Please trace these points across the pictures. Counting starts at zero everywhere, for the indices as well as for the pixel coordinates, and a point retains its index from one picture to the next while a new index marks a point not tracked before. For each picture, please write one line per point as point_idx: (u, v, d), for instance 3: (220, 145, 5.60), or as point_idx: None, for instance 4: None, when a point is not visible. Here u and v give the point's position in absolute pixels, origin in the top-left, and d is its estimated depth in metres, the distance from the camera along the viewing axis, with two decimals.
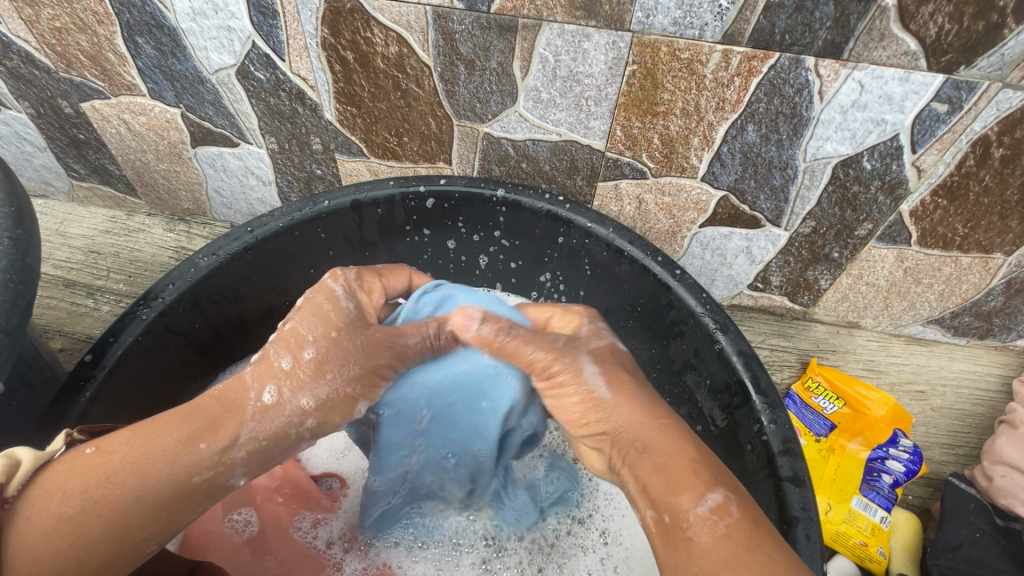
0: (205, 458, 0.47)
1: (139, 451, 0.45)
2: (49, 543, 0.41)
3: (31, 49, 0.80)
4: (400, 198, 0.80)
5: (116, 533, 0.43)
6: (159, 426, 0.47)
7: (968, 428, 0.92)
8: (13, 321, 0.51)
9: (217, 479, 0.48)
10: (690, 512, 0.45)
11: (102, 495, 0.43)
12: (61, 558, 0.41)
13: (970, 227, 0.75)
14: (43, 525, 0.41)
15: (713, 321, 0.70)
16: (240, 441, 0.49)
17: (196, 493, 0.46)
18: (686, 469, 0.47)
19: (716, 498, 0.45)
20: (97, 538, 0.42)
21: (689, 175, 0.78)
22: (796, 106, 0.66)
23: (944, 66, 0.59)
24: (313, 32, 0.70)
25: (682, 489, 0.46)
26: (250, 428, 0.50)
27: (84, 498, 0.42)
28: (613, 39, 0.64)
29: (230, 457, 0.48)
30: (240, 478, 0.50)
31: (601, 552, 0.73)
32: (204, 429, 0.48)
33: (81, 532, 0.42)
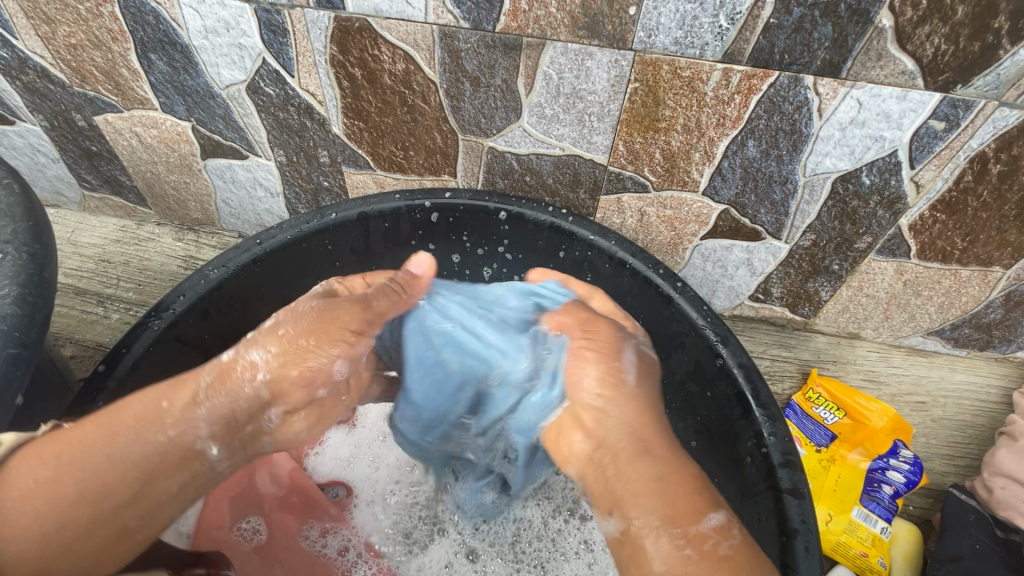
0: (165, 418, 0.49)
1: (109, 421, 0.49)
2: (29, 502, 0.45)
3: (46, 65, 0.82)
4: (405, 211, 0.82)
5: (89, 495, 0.46)
6: (129, 399, 0.51)
7: (969, 439, 0.92)
8: (32, 333, 0.52)
9: (184, 439, 0.49)
10: (694, 529, 0.43)
11: (68, 456, 0.47)
12: (41, 517, 0.45)
13: (969, 240, 0.76)
14: (19, 486, 0.46)
15: (713, 333, 0.71)
16: (196, 401, 0.50)
17: (160, 451, 0.49)
18: (687, 489, 0.46)
19: (717, 519, 0.44)
20: (69, 499, 0.46)
21: (691, 189, 0.79)
22: (796, 123, 0.67)
23: (940, 85, 0.60)
24: (322, 49, 0.72)
25: (688, 502, 0.45)
26: (206, 387, 0.52)
27: (56, 461, 0.47)
28: (615, 57, 0.65)
29: (191, 415, 0.50)
30: (211, 442, 0.51)
31: (587, 557, 0.75)
32: (166, 392, 0.51)
33: (50, 496, 0.45)
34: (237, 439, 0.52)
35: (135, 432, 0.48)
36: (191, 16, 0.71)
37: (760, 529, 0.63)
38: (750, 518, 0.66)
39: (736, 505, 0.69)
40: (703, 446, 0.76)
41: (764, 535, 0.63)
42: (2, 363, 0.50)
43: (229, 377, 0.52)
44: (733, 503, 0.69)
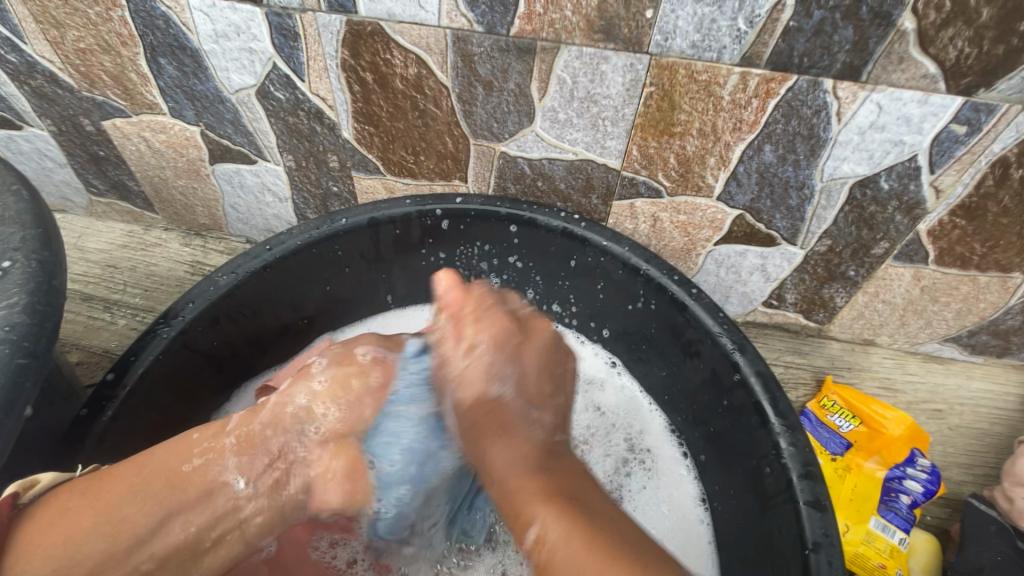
0: (192, 450, 0.53)
1: (129, 465, 0.52)
2: (46, 534, 0.47)
3: (55, 70, 0.82)
4: (416, 216, 0.81)
5: (109, 529, 0.48)
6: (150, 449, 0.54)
7: (986, 447, 0.91)
8: (41, 342, 0.51)
9: (204, 470, 0.52)
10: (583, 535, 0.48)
11: (96, 490, 0.50)
12: (56, 553, 0.46)
13: (988, 246, 0.75)
14: (46, 517, 0.48)
15: (730, 341, 0.70)
16: (225, 431, 0.54)
17: (183, 486, 0.51)
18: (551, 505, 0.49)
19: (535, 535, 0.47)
20: (88, 531, 0.48)
21: (705, 194, 0.78)
22: (814, 127, 0.66)
23: (962, 89, 0.59)
24: (333, 53, 0.71)
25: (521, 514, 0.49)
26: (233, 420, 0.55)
27: (83, 493, 0.50)
28: (631, 61, 0.64)
29: (217, 444, 0.53)
30: (236, 474, 0.53)
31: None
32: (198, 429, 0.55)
33: (72, 530, 0.48)
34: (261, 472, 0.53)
35: (165, 463, 0.52)
36: (201, 20, 0.71)
37: (781, 542, 0.62)
38: (770, 530, 0.64)
39: (754, 517, 0.67)
40: (720, 456, 0.75)
41: (785, 549, 0.61)
42: (10, 373, 0.49)
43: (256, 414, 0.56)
44: (751, 515, 0.68)
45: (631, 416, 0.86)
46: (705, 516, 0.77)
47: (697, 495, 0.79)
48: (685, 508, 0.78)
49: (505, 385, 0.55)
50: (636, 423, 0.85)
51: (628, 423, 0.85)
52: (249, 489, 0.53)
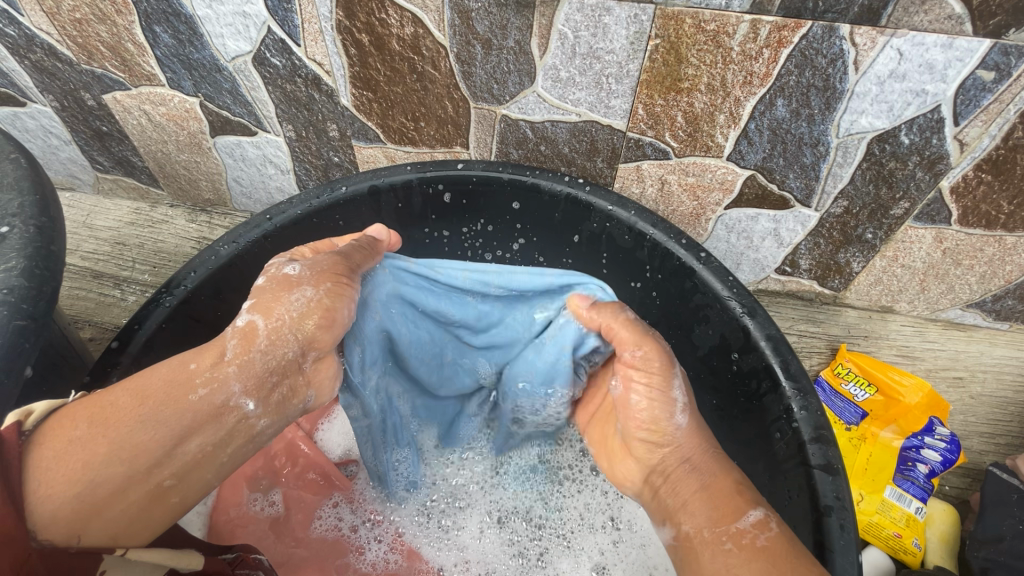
0: (195, 378, 0.47)
1: (138, 381, 0.46)
2: (62, 463, 0.41)
3: (53, 42, 0.81)
4: (417, 184, 0.79)
5: (124, 452, 0.43)
6: (156, 363, 0.48)
7: (1010, 416, 0.88)
8: (40, 305, 0.51)
9: (214, 398, 0.47)
10: (734, 526, 0.47)
11: (101, 419, 0.43)
12: (76, 476, 0.41)
13: (1016, 204, 0.71)
14: (55, 448, 0.42)
15: (740, 305, 0.67)
16: (224, 360, 0.48)
17: (193, 410, 0.46)
18: (731, 489, 0.50)
19: (755, 514, 0.47)
20: (105, 460, 0.42)
21: (715, 154, 0.75)
22: (829, 77, 0.63)
23: (991, 30, 0.56)
24: (328, 14, 0.69)
25: (726, 503, 0.49)
26: (232, 348, 0.49)
27: (90, 424, 0.43)
28: (635, 12, 0.61)
29: (221, 373, 0.47)
30: (245, 397, 0.48)
31: (613, 534, 0.72)
32: (192, 355, 0.48)
33: (87, 457, 0.42)
34: (275, 394, 0.50)
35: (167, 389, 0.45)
36: None
37: (791, 505, 0.61)
38: (779, 495, 0.63)
39: (764, 482, 0.66)
40: (729, 424, 0.73)
41: (795, 513, 0.60)
42: (9, 336, 0.49)
43: (253, 339, 0.49)
44: (761, 480, 0.67)
45: None
46: None
47: None
48: None
49: (686, 412, 0.54)
50: None
51: None
52: (261, 408, 0.49)
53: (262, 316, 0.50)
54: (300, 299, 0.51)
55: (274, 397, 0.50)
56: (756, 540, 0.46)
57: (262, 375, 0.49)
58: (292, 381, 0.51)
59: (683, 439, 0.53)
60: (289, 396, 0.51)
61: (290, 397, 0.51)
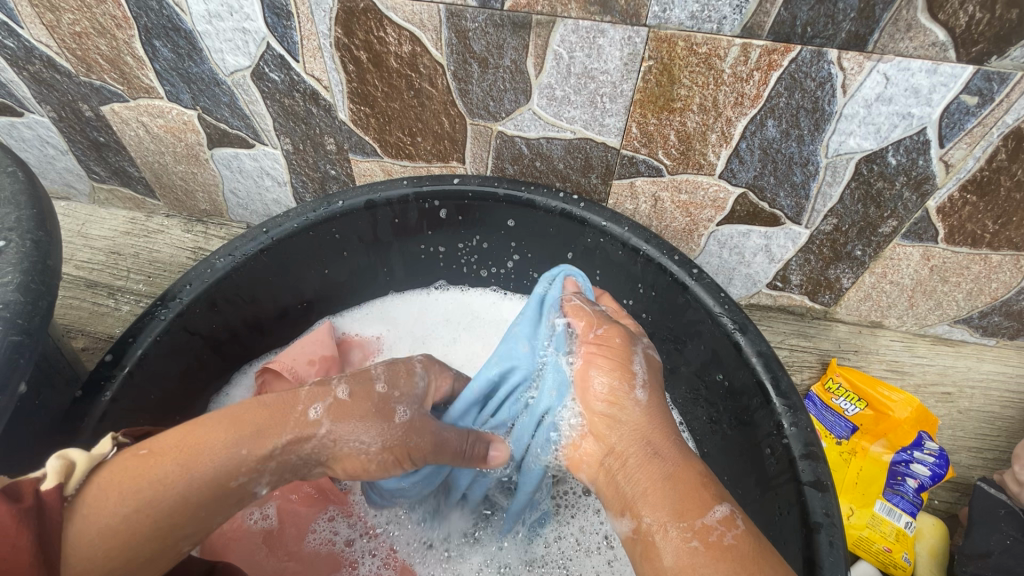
0: (242, 465, 0.48)
1: (187, 457, 0.46)
2: (104, 542, 0.42)
3: (52, 54, 0.82)
4: (413, 199, 0.80)
5: (161, 534, 0.44)
6: (203, 431, 0.48)
7: (997, 431, 0.89)
8: (35, 321, 0.51)
9: (249, 485, 0.49)
10: (700, 521, 0.48)
11: (147, 501, 0.44)
12: (113, 555, 0.43)
13: (1000, 223, 0.73)
14: (97, 527, 0.42)
15: (731, 321, 0.68)
16: (275, 454, 0.49)
17: (228, 500, 0.48)
18: (695, 482, 0.51)
19: (722, 510, 0.49)
20: (144, 540, 0.44)
21: (707, 172, 0.76)
22: (818, 100, 0.64)
23: (973, 57, 0.57)
24: (327, 32, 0.70)
25: (692, 497, 0.49)
26: (284, 443, 0.50)
27: (134, 504, 0.44)
28: (629, 34, 0.63)
29: (265, 467, 0.49)
30: (269, 485, 0.50)
31: (608, 554, 0.73)
32: (245, 437, 0.48)
33: (126, 537, 0.43)
34: (290, 481, 0.53)
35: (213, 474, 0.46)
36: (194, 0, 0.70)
37: (781, 522, 0.61)
38: (770, 512, 0.64)
39: (755, 498, 0.67)
40: (721, 439, 0.74)
41: (785, 529, 0.60)
42: (5, 351, 0.49)
43: (305, 445, 0.50)
44: (752, 497, 0.67)
45: None
46: None
47: None
48: None
49: (645, 389, 0.57)
50: None
51: None
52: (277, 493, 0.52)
53: (335, 431, 0.51)
54: (362, 441, 0.51)
55: (290, 482, 0.53)
56: (723, 538, 0.47)
57: (287, 473, 0.51)
58: (306, 474, 0.54)
59: (642, 418, 0.55)
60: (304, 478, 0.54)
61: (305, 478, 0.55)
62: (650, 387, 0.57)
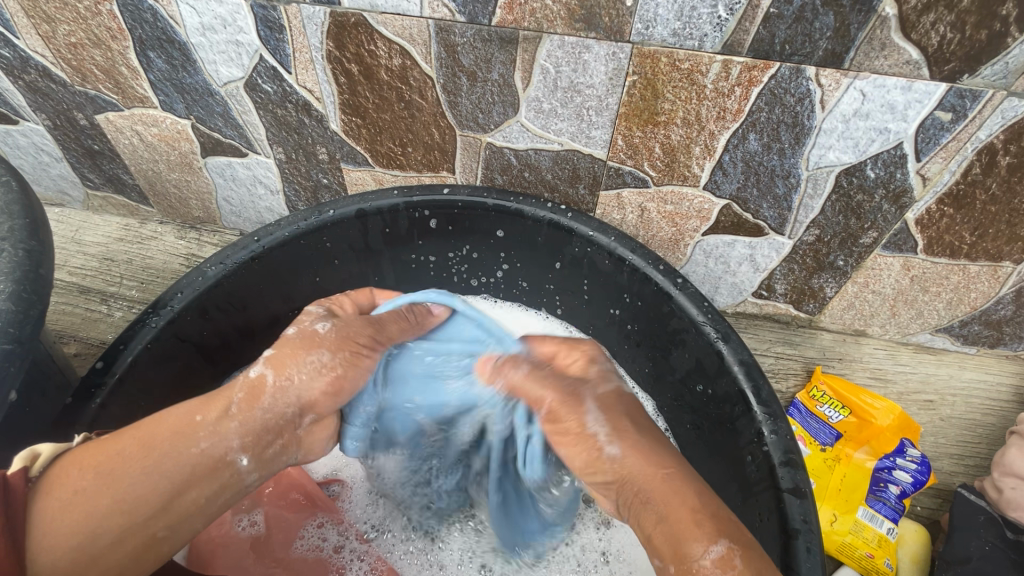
0: (199, 430, 0.49)
1: (145, 430, 0.48)
2: (66, 514, 0.42)
3: (48, 64, 0.83)
4: (403, 208, 0.81)
5: (125, 505, 0.44)
6: (160, 411, 0.50)
7: (978, 438, 0.90)
8: (26, 329, 0.52)
9: (214, 451, 0.49)
10: (692, 566, 0.44)
11: (108, 469, 0.45)
12: (78, 528, 0.42)
13: (977, 235, 0.74)
14: (59, 499, 0.43)
15: (714, 330, 0.70)
16: (229, 414, 0.51)
17: (195, 467, 0.48)
18: (687, 519, 0.46)
19: (718, 550, 0.44)
20: (107, 512, 0.44)
21: (692, 184, 0.78)
22: (798, 115, 0.66)
23: (946, 75, 0.59)
24: (318, 45, 0.71)
25: (683, 539, 0.45)
26: (238, 402, 0.52)
27: (95, 474, 0.45)
28: (613, 50, 0.64)
29: (224, 427, 0.50)
30: (242, 453, 0.51)
31: (603, 570, 0.74)
32: (198, 406, 0.51)
33: (89, 509, 0.43)
34: (268, 450, 0.53)
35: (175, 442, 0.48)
36: (188, 13, 0.71)
37: (762, 528, 0.62)
38: (751, 519, 0.65)
39: (736, 505, 0.68)
40: (705, 446, 0.75)
41: (765, 535, 0.61)
42: None
43: (260, 395, 0.53)
44: (734, 505, 0.68)
45: None
46: None
47: None
48: None
49: (616, 441, 0.53)
50: None
51: None
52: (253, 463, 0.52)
53: (277, 372, 0.54)
54: (315, 362, 0.56)
55: (266, 454, 0.53)
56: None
57: (260, 432, 0.52)
58: (285, 439, 0.55)
59: (630, 466, 0.51)
60: (278, 447, 0.54)
61: (280, 450, 0.54)
62: (619, 435, 0.53)
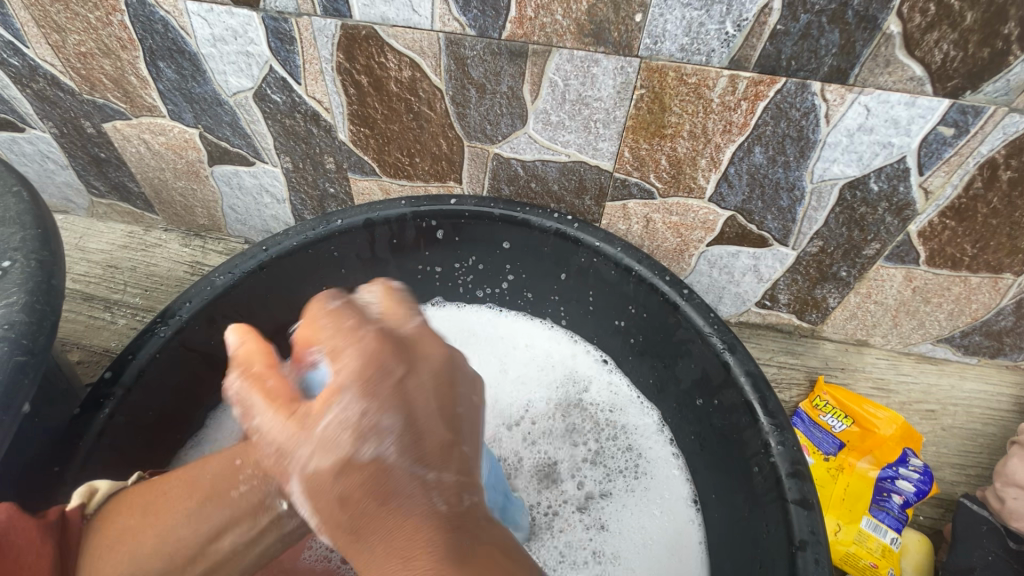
0: (235, 475, 0.43)
1: (189, 474, 0.45)
2: (111, 554, 0.43)
3: (57, 73, 0.83)
4: (410, 218, 0.81)
5: (163, 550, 0.43)
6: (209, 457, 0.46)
7: (980, 448, 0.91)
8: (39, 340, 0.52)
9: (252, 496, 0.43)
10: None
11: (151, 510, 0.44)
12: (120, 569, 0.43)
13: (978, 248, 0.75)
14: (109, 538, 0.44)
15: (721, 340, 0.70)
16: (253, 455, 0.42)
17: (228, 506, 0.43)
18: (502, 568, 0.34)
19: None
20: (148, 556, 0.43)
21: (697, 196, 0.79)
22: (803, 129, 0.67)
23: (949, 91, 0.60)
24: (329, 57, 0.72)
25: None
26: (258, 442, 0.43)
27: (142, 516, 0.44)
28: (621, 64, 0.65)
29: (254, 472, 0.42)
30: (281, 498, 0.42)
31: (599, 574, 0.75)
32: (239, 448, 0.44)
33: (131, 548, 0.43)
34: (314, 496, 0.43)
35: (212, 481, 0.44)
36: (199, 24, 0.72)
37: (769, 539, 0.63)
38: (757, 530, 0.65)
39: (743, 515, 0.68)
40: (710, 457, 0.76)
41: (773, 546, 0.62)
42: (9, 370, 0.50)
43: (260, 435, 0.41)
44: (740, 515, 0.69)
45: (621, 415, 0.87)
46: (696, 517, 0.78)
47: (690, 497, 0.79)
48: (674, 509, 0.79)
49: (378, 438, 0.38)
50: (625, 419, 0.86)
51: (614, 419, 0.87)
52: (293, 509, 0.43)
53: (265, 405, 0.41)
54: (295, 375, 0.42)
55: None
56: None
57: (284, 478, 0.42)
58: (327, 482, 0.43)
59: (372, 462, 0.37)
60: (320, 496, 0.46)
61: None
62: (360, 408, 0.39)
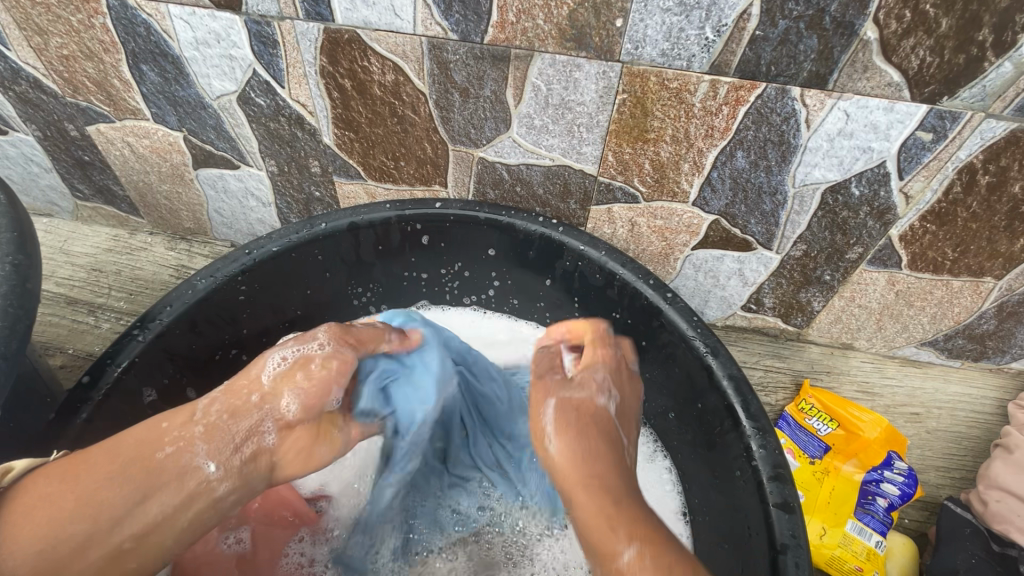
0: (164, 435, 0.49)
1: (109, 444, 0.49)
2: (30, 518, 0.44)
3: (39, 76, 0.83)
4: (396, 221, 0.81)
5: (87, 509, 0.45)
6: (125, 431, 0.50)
7: (964, 451, 0.91)
8: (12, 345, 0.52)
9: (180, 456, 0.48)
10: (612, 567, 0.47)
11: (74, 474, 0.46)
12: (40, 532, 0.44)
13: (959, 251, 0.76)
14: (26, 503, 0.45)
15: (703, 344, 0.70)
16: (196, 417, 0.50)
17: (159, 471, 0.47)
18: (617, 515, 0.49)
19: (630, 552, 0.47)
20: (71, 513, 0.45)
21: (681, 200, 0.79)
22: (784, 134, 0.67)
23: (927, 96, 0.60)
24: (312, 60, 0.72)
25: (603, 543, 0.48)
26: (204, 407, 0.51)
27: (61, 479, 0.46)
28: (603, 69, 0.66)
29: (188, 431, 0.49)
30: (207, 458, 0.49)
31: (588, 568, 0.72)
32: (166, 413, 0.51)
33: (52, 514, 0.44)
34: (237, 458, 0.49)
35: (140, 443, 0.48)
36: (182, 28, 0.72)
37: (751, 543, 0.62)
38: (740, 533, 0.65)
39: (727, 519, 0.68)
40: (695, 461, 0.75)
41: (754, 549, 0.62)
42: None
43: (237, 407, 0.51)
44: (724, 518, 0.69)
45: None
46: (684, 530, 0.75)
47: (679, 509, 0.77)
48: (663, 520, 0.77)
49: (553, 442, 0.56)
50: None
51: None
52: (222, 471, 0.49)
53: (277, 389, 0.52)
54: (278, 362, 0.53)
55: (235, 464, 0.49)
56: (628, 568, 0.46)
57: (225, 438, 0.49)
58: (256, 451, 0.50)
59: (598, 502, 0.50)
60: (250, 461, 0.50)
61: (253, 460, 0.50)
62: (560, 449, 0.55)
